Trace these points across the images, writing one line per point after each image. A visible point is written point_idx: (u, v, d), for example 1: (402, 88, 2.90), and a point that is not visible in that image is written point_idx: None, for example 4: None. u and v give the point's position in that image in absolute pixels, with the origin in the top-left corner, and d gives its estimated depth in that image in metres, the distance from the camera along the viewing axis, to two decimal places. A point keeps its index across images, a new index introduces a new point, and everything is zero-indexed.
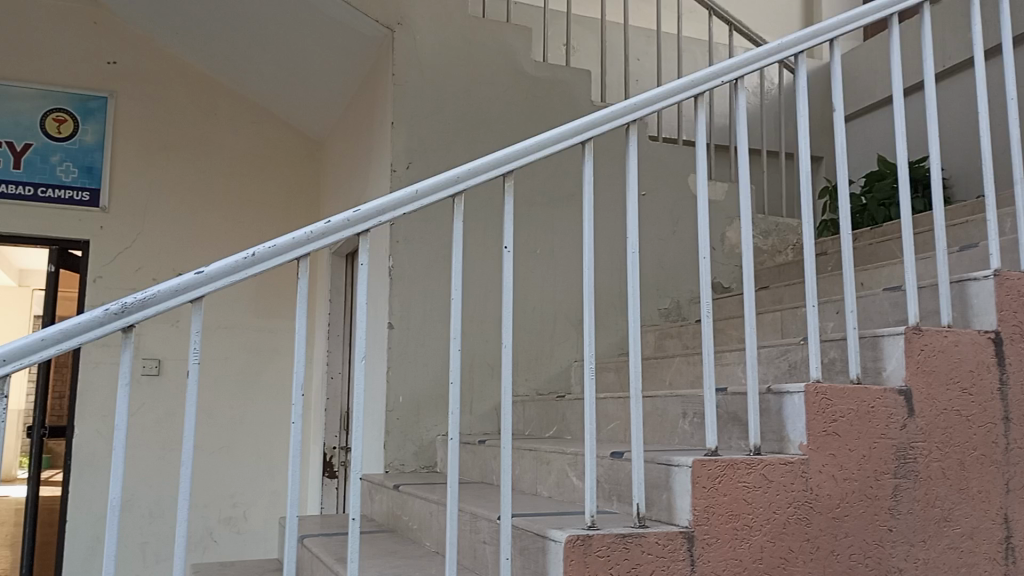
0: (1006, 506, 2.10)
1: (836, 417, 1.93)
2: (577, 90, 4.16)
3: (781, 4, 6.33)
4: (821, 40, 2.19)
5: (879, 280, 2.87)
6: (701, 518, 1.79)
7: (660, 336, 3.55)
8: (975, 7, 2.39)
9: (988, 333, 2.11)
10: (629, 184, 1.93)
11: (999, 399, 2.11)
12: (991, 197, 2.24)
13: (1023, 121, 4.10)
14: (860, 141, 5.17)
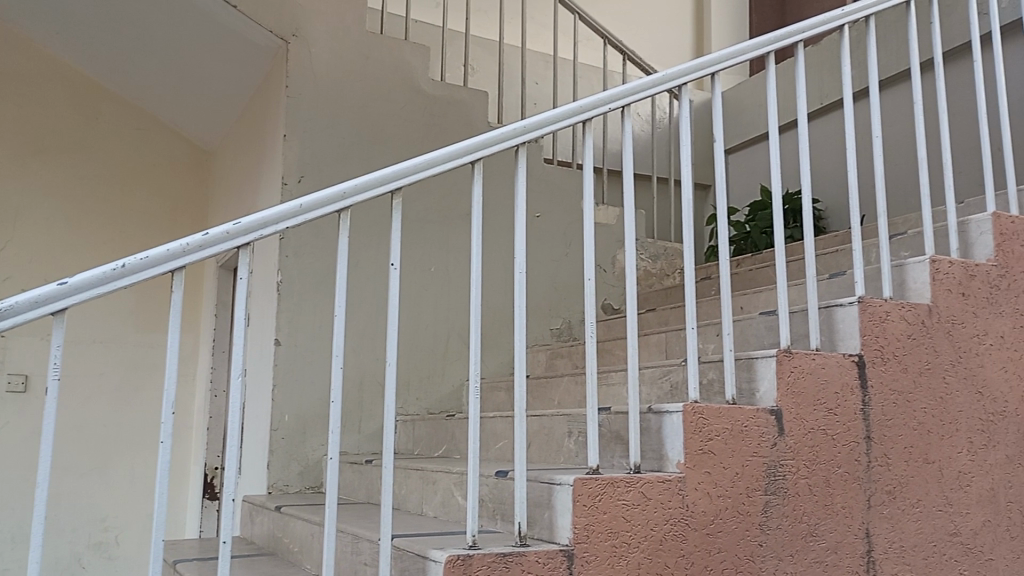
0: (867, 521, 2.21)
1: (711, 436, 2.01)
2: (474, 110, 4.20)
3: (673, 37, 6.57)
4: (703, 73, 2.29)
5: (756, 304, 3.00)
6: (581, 536, 1.82)
7: (550, 356, 3.60)
8: (844, 49, 2.55)
9: (852, 356, 2.24)
10: (518, 205, 1.95)
11: (861, 419, 2.23)
12: (856, 227, 2.38)
13: (889, 159, 4.39)
14: (744, 171, 5.41)
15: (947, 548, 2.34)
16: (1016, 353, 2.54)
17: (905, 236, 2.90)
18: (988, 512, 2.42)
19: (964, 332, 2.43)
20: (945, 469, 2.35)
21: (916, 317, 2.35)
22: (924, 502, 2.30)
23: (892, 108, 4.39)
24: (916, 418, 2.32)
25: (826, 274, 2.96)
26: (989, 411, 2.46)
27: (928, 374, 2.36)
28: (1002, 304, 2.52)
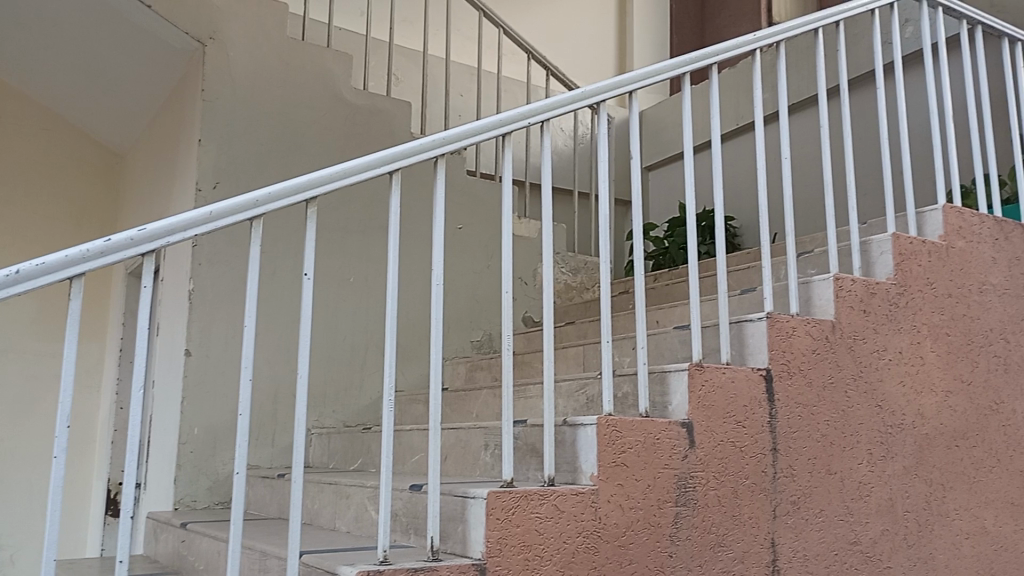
0: (773, 531, 2.28)
1: (624, 449, 2.04)
2: (396, 120, 4.17)
3: (597, 54, 6.68)
4: (621, 91, 2.34)
5: (671, 319, 3.06)
6: (494, 550, 1.81)
7: (469, 368, 3.60)
8: (756, 72, 2.63)
9: (760, 370, 2.31)
10: (436, 217, 1.95)
11: (768, 431, 2.30)
12: (766, 245, 2.46)
13: (800, 179, 4.55)
14: (663, 188, 5.54)
15: (849, 556, 2.42)
16: (914, 368, 2.66)
17: (812, 254, 3.01)
18: (887, 521, 2.51)
19: (865, 348, 2.54)
20: (846, 480, 2.44)
21: (820, 333, 2.44)
22: (827, 512, 2.39)
23: (802, 131, 4.56)
24: (819, 430, 2.40)
25: (738, 290, 3.05)
26: (888, 424, 2.56)
27: (831, 388, 2.44)
28: (901, 320, 2.64)
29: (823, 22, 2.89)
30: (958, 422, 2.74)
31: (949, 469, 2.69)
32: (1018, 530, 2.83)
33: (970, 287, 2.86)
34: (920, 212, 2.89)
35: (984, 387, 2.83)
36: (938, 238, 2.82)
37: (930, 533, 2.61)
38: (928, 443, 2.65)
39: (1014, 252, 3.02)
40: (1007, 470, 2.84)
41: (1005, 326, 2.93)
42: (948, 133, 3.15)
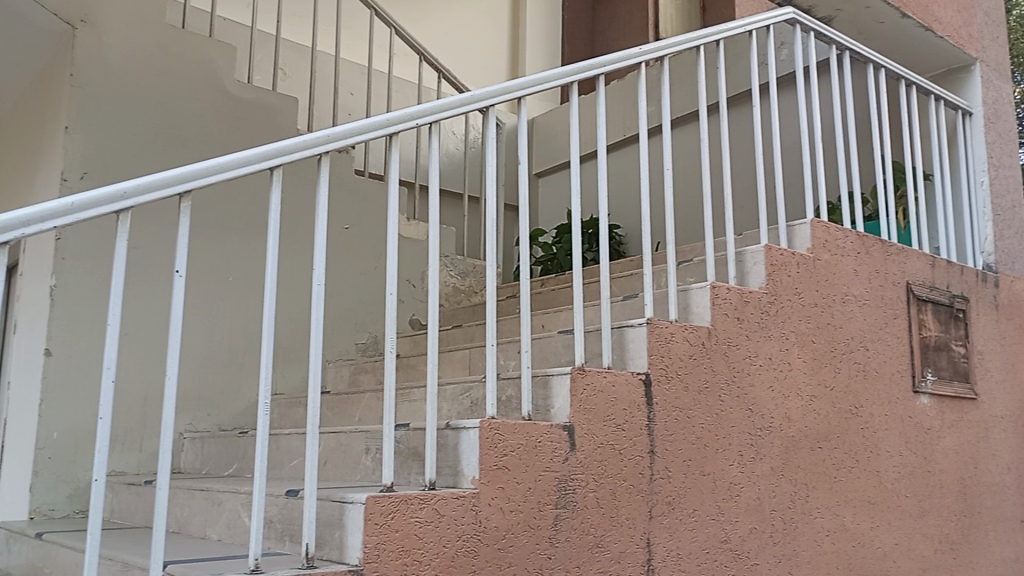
0: (649, 531, 2.34)
1: (506, 452, 2.05)
2: (282, 115, 4.07)
3: (491, 58, 6.72)
4: (510, 97, 2.35)
5: (556, 323, 3.10)
6: (371, 556, 1.78)
7: (353, 371, 3.54)
8: (642, 84, 2.70)
9: (640, 374, 2.37)
10: (318, 214, 1.90)
11: (646, 434, 2.36)
12: (647, 253, 2.53)
13: (682, 191, 4.71)
14: (553, 195, 5.62)
15: (719, 554, 2.50)
16: (782, 373, 2.79)
17: (691, 263, 3.12)
18: (755, 520, 2.62)
19: (738, 353, 2.64)
20: (718, 481, 2.54)
21: (697, 339, 2.52)
22: (699, 512, 2.47)
23: (684, 144, 4.72)
24: (694, 433, 2.49)
25: (621, 295, 3.12)
26: (757, 426, 2.68)
27: (706, 392, 2.53)
28: (771, 327, 2.77)
29: (705, 40, 3.00)
30: (821, 424, 2.89)
31: (812, 470, 2.84)
32: (874, 527, 3.01)
33: (834, 297, 3.02)
34: (790, 225, 3.04)
35: (846, 392, 3.00)
36: (806, 250, 2.98)
37: (794, 530, 2.74)
38: (793, 445, 2.79)
39: (874, 265, 3.22)
40: (864, 470, 3.02)
41: (865, 334, 3.12)
42: (818, 152, 3.33)
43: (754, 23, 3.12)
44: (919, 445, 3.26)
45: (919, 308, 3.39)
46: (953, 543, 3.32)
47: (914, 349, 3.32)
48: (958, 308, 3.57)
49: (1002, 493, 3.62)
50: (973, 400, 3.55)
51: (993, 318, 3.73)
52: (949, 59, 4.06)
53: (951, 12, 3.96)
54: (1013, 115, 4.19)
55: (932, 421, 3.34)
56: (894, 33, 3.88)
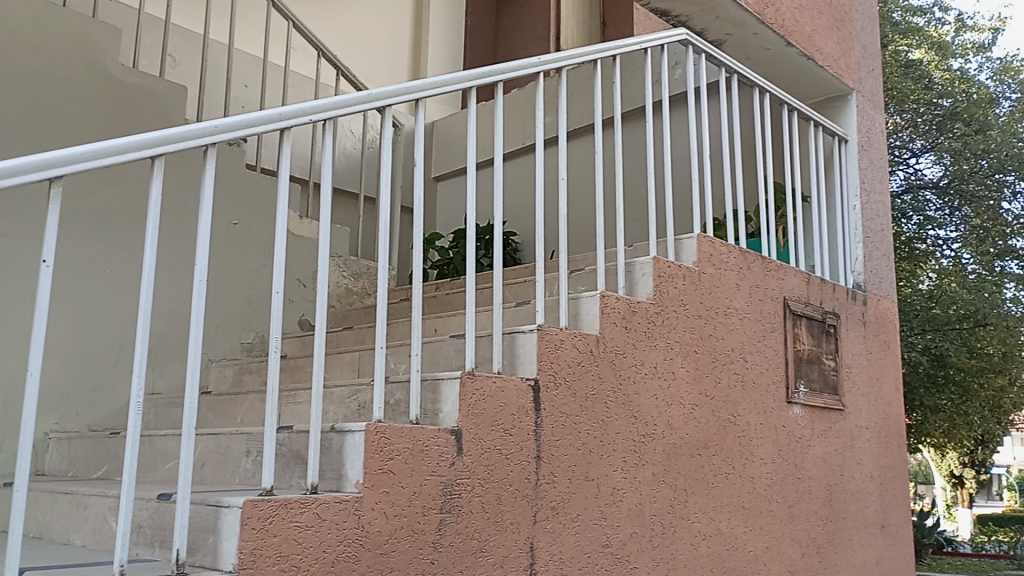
0: (532, 536, 2.36)
1: (391, 456, 2.03)
2: (169, 104, 3.91)
3: (392, 57, 6.65)
4: (407, 99, 2.34)
5: (448, 327, 3.10)
6: (247, 562, 1.72)
7: (236, 372, 3.42)
8: (539, 94, 2.74)
9: (529, 380, 2.39)
10: (203, 207, 1.83)
11: (533, 439, 2.38)
12: (540, 260, 2.56)
13: (577, 201, 4.79)
14: (450, 200, 5.62)
15: (600, 558, 2.55)
16: (666, 382, 2.87)
17: (583, 272, 3.18)
18: (635, 524, 2.69)
19: (624, 361, 2.71)
20: (602, 486, 2.58)
21: (585, 346, 2.57)
22: (582, 517, 2.51)
23: (580, 155, 4.80)
24: (580, 438, 2.53)
25: (513, 302, 3.15)
26: (641, 433, 2.75)
27: (593, 398, 2.58)
28: (657, 337, 2.85)
29: (602, 54, 3.07)
30: (700, 432, 2.99)
31: (691, 476, 2.93)
32: (747, 532, 3.13)
33: (716, 309, 3.14)
34: (678, 238, 3.14)
35: (724, 401, 3.12)
36: (692, 263, 3.09)
37: (672, 535, 2.82)
38: (674, 451, 2.88)
39: (754, 280, 3.37)
40: (739, 476, 3.14)
41: (744, 346, 3.26)
42: (706, 169, 3.46)
43: (649, 41, 3.22)
44: (791, 453, 3.42)
45: (794, 322, 3.56)
46: (820, 546, 3.50)
47: (788, 361, 3.48)
48: (829, 323, 3.77)
49: (864, 499, 3.85)
50: (840, 411, 3.75)
51: (861, 334, 3.96)
52: (828, 88, 4.30)
53: (831, 43, 4.20)
54: (884, 143, 4.47)
55: (804, 430, 3.51)
56: (779, 60, 4.07)
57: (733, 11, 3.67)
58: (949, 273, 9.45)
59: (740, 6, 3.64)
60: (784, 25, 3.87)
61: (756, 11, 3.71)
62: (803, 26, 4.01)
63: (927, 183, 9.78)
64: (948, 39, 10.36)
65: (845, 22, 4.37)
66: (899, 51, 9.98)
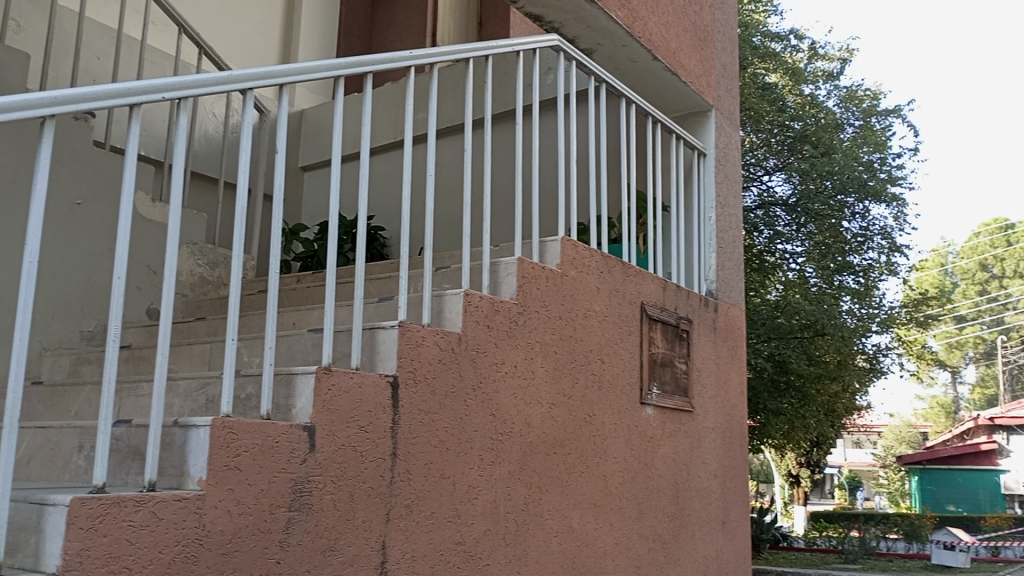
0: (385, 534, 2.33)
1: (239, 452, 1.95)
2: (9, 70, 3.62)
3: (263, 37, 6.38)
4: (270, 83, 2.25)
5: (307, 321, 3.02)
6: (72, 564, 1.61)
7: (74, 361, 3.20)
8: (410, 89, 2.71)
9: (388, 377, 2.37)
10: (37, 182, 1.69)
11: (390, 437, 2.36)
12: (405, 256, 2.53)
13: (447, 199, 4.79)
14: (318, 191, 5.48)
15: (452, 556, 2.55)
16: (525, 382, 2.91)
17: (447, 270, 3.18)
18: (489, 522, 2.70)
19: (485, 360, 2.73)
20: (457, 484, 2.58)
21: (447, 344, 2.57)
22: (435, 515, 2.50)
23: (450, 154, 4.81)
24: (437, 436, 2.52)
25: (376, 297, 3.11)
26: (499, 431, 2.77)
27: (452, 397, 2.58)
28: (518, 337, 2.89)
29: (474, 54, 3.07)
30: (557, 431, 3.05)
31: (545, 474, 2.98)
32: (597, 529, 3.22)
33: (576, 312, 3.22)
34: (543, 241, 3.20)
35: (581, 401, 3.20)
36: (556, 265, 3.15)
37: (525, 532, 2.86)
38: (531, 450, 2.92)
39: (614, 285, 3.47)
40: (591, 475, 3.22)
41: (601, 347, 3.35)
42: (574, 174, 3.53)
43: (521, 44, 3.25)
44: (641, 452, 3.54)
45: (650, 327, 3.69)
46: (665, 542, 3.64)
47: (643, 363, 3.60)
48: (683, 328, 3.94)
49: (707, 497, 4.04)
50: (689, 413, 3.92)
51: (711, 340, 4.16)
52: (690, 103, 4.50)
53: (695, 61, 4.40)
54: (740, 159, 4.72)
55: (654, 430, 3.65)
56: (646, 73, 4.22)
57: (603, 22, 3.78)
58: (795, 284, 9.99)
59: (610, 18, 3.75)
60: (651, 40, 4.01)
61: (625, 24, 3.84)
62: (669, 43, 4.17)
63: (778, 200, 10.42)
64: (802, 65, 11.05)
65: (707, 42, 4.58)
66: (758, 73, 10.54)
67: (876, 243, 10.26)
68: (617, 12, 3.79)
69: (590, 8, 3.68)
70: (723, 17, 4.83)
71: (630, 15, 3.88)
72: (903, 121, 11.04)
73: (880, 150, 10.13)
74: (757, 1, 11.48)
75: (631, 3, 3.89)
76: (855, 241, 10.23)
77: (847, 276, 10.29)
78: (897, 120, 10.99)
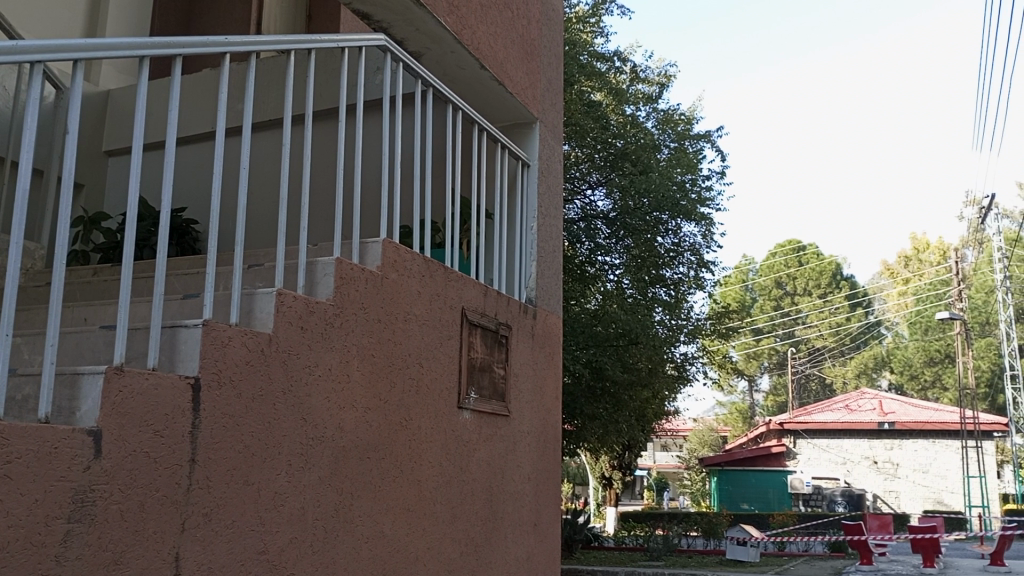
0: (179, 545, 2.18)
1: (10, 459, 1.77)
2: None
3: (64, 7, 5.87)
4: (64, 57, 2.06)
5: (101, 317, 2.81)
6: None
7: None
8: (224, 77, 2.57)
9: (188, 378, 2.23)
10: None
11: (188, 442, 2.22)
12: (213, 252, 2.40)
13: (266, 195, 4.61)
14: (123, 178, 5.12)
15: (254, 566, 2.43)
16: (340, 385, 2.85)
17: (260, 269, 3.06)
18: (296, 529, 2.60)
19: (297, 362, 2.64)
20: (262, 490, 2.48)
21: (255, 345, 2.47)
22: (237, 523, 2.38)
23: (269, 147, 4.63)
24: (242, 441, 2.41)
25: (181, 294, 2.95)
26: (309, 436, 2.69)
27: (260, 400, 2.48)
28: (334, 339, 2.82)
29: (296, 46, 2.97)
30: (371, 435, 3.00)
31: (358, 480, 2.92)
32: (408, 534, 3.19)
33: (396, 315, 3.19)
34: (363, 242, 3.17)
35: (397, 405, 3.17)
36: (376, 267, 3.12)
37: (334, 539, 2.78)
38: (343, 455, 2.85)
39: (435, 289, 3.48)
40: (406, 479, 3.20)
41: (420, 351, 3.34)
42: (398, 176, 3.51)
43: (347, 41, 3.18)
44: (456, 457, 3.55)
45: (469, 332, 3.72)
46: (477, 545, 3.67)
47: (461, 368, 3.63)
48: (502, 334, 4.01)
49: (520, 500, 4.12)
50: (505, 417, 3.99)
51: (529, 347, 4.26)
52: (515, 114, 4.60)
53: (521, 74, 4.49)
54: (562, 172, 4.88)
55: (470, 434, 3.67)
56: (474, 81, 4.26)
57: (432, 27, 3.79)
58: (612, 294, 10.46)
59: (439, 22, 3.76)
60: (479, 48, 4.07)
61: (454, 31, 3.87)
62: (496, 53, 4.24)
63: (600, 214, 10.91)
64: (624, 86, 11.64)
65: (534, 55, 4.69)
66: (585, 91, 10.94)
67: (686, 258, 10.95)
68: (446, 18, 3.81)
69: (420, 11, 3.68)
70: (550, 33, 4.98)
71: (458, 21, 3.91)
72: (712, 146, 11.87)
73: (692, 171, 10.89)
74: (585, 22, 11.96)
75: (460, 11, 3.92)
76: (667, 256, 10.86)
77: (660, 288, 10.92)
78: (708, 144, 11.80)
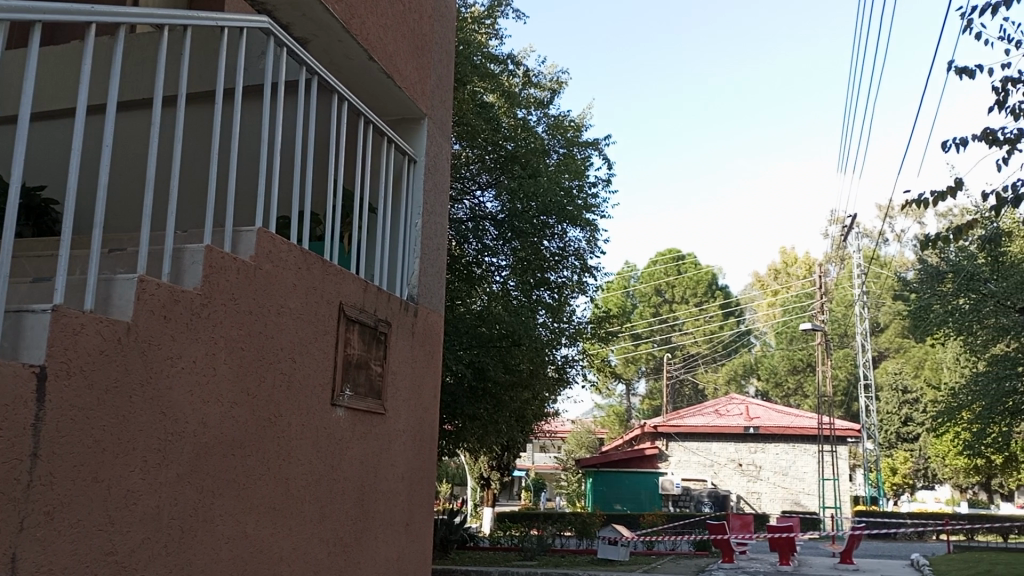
0: (15, 546, 2.03)
1: None
2: None
3: None
4: None
5: None
6: None
7: None
8: (88, 47, 2.40)
9: (33, 367, 2.09)
10: None
11: (31, 434, 2.07)
12: (66, 234, 2.22)
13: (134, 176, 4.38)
14: None
15: (100, 568, 2.29)
16: (205, 378, 2.73)
17: (122, 254, 2.90)
18: (148, 530, 2.47)
19: (158, 354, 2.51)
20: (112, 488, 2.34)
21: (111, 334, 2.33)
22: (82, 523, 2.24)
23: (141, 127, 4.40)
24: (93, 435, 2.27)
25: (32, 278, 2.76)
26: (168, 431, 2.56)
27: (114, 392, 2.34)
28: (200, 331, 2.70)
29: (171, 21, 2.82)
30: (236, 432, 2.89)
31: (220, 478, 2.80)
32: (273, 534, 3.08)
33: (268, 308, 3.08)
34: (236, 231, 3.05)
35: (265, 401, 3.06)
36: (249, 257, 3.01)
37: (191, 539, 2.65)
38: (205, 452, 2.73)
39: (311, 282, 3.39)
40: (273, 477, 3.09)
41: (293, 346, 3.24)
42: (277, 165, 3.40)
43: (227, 20, 3.05)
44: (327, 455, 3.47)
45: (346, 327, 3.65)
46: (345, 545, 3.60)
47: (336, 364, 3.54)
48: (380, 331, 3.95)
49: (392, 499, 4.07)
50: (380, 415, 3.93)
51: (407, 344, 4.21)
52: (403, 109, 4.55)
53: (410, 69, 4.45)
54: (449, 170, 4.86)
55: (343, 432, 3.60)
56: (362, 72, 4.19)
57: (319, 13, 3.69)
58: (498, 296, 10.57)
59: (326, 10, 3.67)
60: (367, 39, 4.00)
61: (342, 19, 3.78)
62: (385, 46, 4.18)
63: (488, 215, 10.96)
64: (516, 90, 11.71)
65: (424, 51, 4.65)
66: (477, 92, 10.93)
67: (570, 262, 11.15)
68: (334, 6, 3.72)
69: None
70: (442, 30, 4.94)
71: (347, 10, 3.83)
72: (599, 153, 12.11)
73: (579, 177, 11.07)
74: (480, 23, 11.97)
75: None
76: (552, 260, 11.02)
77: (543, 291, 11.07)
78: (595, 152, 12.04)
